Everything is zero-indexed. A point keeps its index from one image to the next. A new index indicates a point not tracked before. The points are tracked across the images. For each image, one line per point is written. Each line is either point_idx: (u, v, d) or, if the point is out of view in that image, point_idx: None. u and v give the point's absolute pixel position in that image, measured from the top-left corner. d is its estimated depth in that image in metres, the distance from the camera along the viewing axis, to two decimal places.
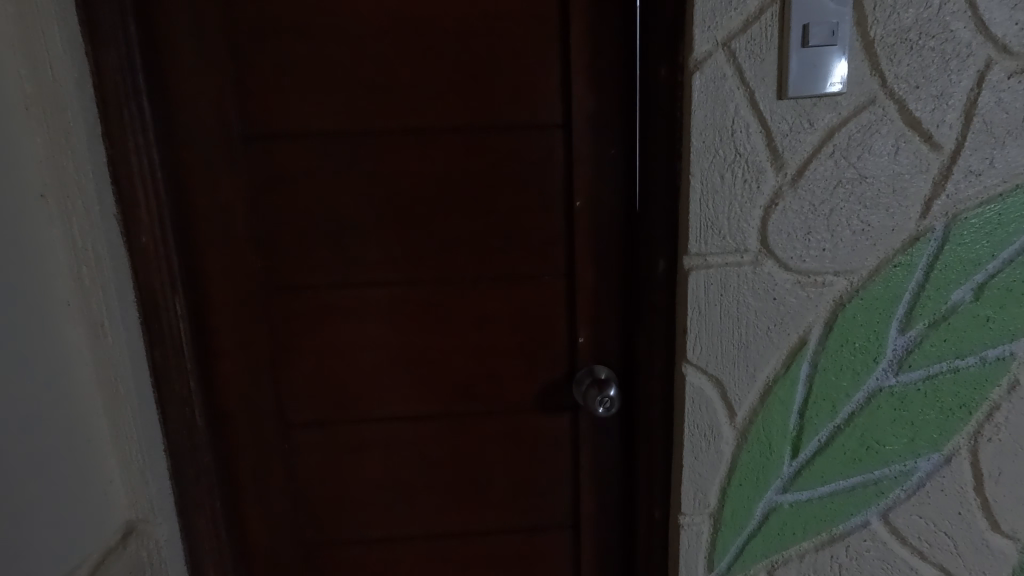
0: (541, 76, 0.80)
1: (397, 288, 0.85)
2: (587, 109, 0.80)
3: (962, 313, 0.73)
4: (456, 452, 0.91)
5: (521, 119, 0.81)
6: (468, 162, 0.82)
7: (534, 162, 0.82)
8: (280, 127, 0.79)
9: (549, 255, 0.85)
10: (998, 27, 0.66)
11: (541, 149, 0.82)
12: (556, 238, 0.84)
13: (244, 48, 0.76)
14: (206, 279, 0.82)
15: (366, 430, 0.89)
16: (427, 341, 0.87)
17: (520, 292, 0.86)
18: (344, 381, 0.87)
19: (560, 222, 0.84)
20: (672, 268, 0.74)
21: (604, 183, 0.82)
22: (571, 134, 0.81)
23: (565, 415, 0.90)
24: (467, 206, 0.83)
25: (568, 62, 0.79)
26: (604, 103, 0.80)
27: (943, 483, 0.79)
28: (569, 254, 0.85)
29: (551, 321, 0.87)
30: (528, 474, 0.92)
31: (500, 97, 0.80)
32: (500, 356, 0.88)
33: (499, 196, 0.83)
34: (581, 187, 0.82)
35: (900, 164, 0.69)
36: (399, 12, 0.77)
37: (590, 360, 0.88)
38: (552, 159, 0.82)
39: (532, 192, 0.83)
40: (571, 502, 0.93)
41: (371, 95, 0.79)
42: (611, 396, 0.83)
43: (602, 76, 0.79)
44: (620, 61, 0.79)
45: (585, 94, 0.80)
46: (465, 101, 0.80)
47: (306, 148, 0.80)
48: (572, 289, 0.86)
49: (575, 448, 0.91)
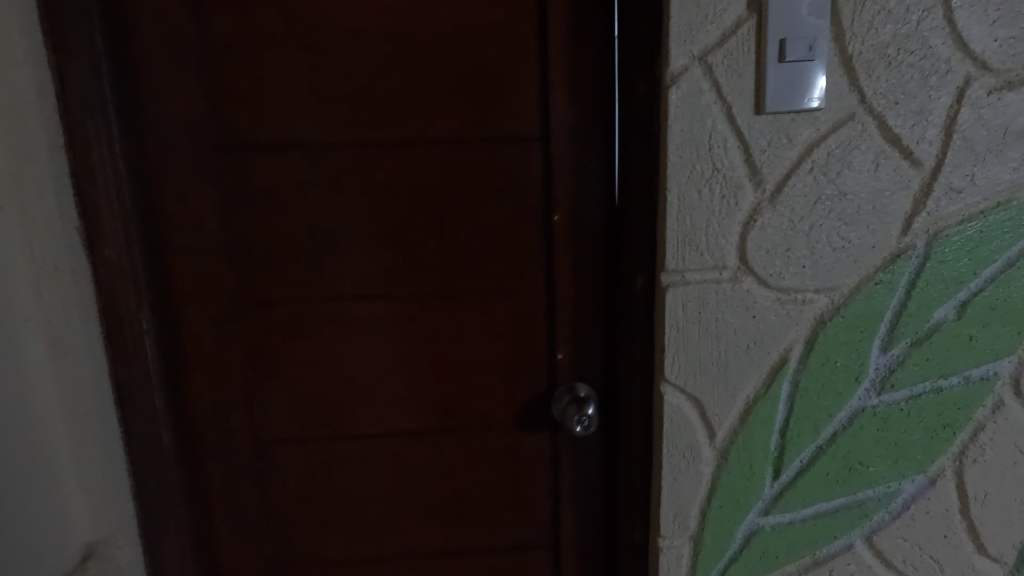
0: (519, 89, 0.79)
1: (372, 302, 0.83)
2: (565, 122, 0.79)
3: (944, 331, 0.72)
4: (433, 470, 0.89)
5: (499, 131, 0.79)
6: (446, 175, 0.80)
7: (513, 175, 0.81)
8: (254, 139, 0.77)
9: (528, 269, 0.83)
10: (977, 43, 0.66)
11: (519, 162, 0.80)
12: (535, 252, 0.83)
13: (217, 58, 0.75)
14: (174, 293, 0.79)
15: (340, 448, 0.87)
16: (402, 357, 0.85)
17: (499, 307, 0.84)
18: (317, 396, 0.85)
19: (539, 236, 0.82)
20: (649, 284, 0.72)
21: (584, 197, 0.81)
22: (551, 147, 0.80)
23: (545, 432, 0.88)
24: (443, 219, 0.81)
25: (546, 74, 0.78)
26: (583, 116, 0.79)
27: (928, 505, 0.77)
28: (549, 269, 0.83)
29: (531, 337, 0.85)
30: (507, 493, 0.90)
31: (478, 110, 0.79)
32: (478, 371, 0.86)
33: (476, 209, 0.81)
34: (561, 200, 0.81)
35: (880, 180, 0.68)
36: (376, 22, 0.76)
37: (570, 376, 0.86)
38: (531, 172, 0.81)
39: (511, 206, 0.82)
40: (551, 522, 0.91)
41: (348, 106, 0.78)
42: (589, 415, 0.82)
43: (581, 89, 0.78)
44: (599, 74, 0.78)
45: (563, 106, 0.79)
46: (442, 113, 0.79)
47: (280, 159, 0.78)
48: (551, 304, 0.84)
49: (554, 466, 0.89)
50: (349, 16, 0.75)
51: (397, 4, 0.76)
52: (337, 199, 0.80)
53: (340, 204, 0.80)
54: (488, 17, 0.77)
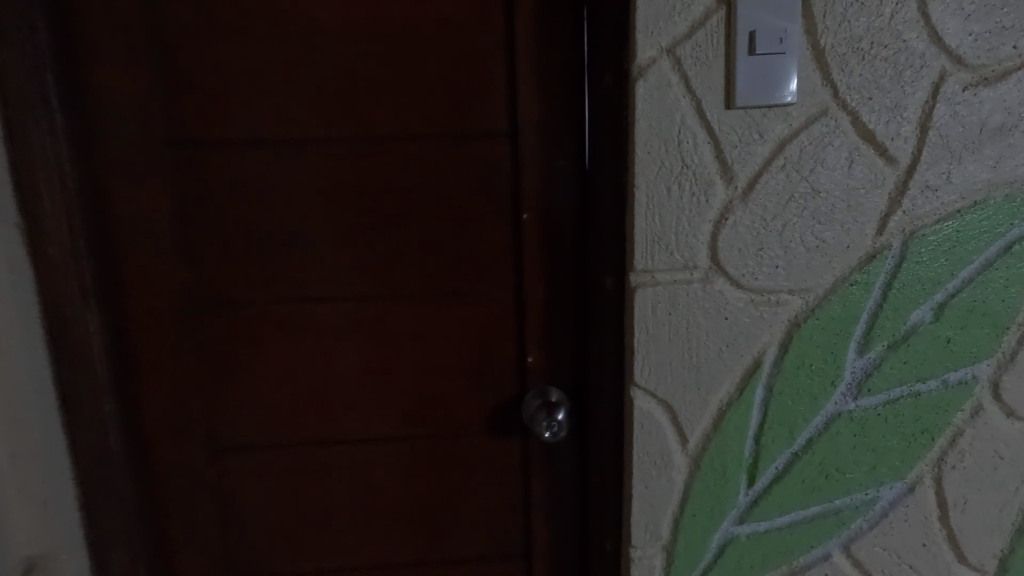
0: (486, 83, 0.76)
1: (335, 304, 0.80)
2: (534, 118, 0.77)
3: (921, 334, 0.70)
4: (399, 479, 0.85)
5: (466, 127, 0.77)
6: (411, 172, 0.78)
7: (480, 172, 0.78)
8: (209, 133, 0.74)
9: (496, 270, 0.81)
10: (952, 38, 0.64)
11: (487, 159, 0.78)
12: (504, 252, 0.80)
13: (169, 49, 0.72)
14: (126, 294, 0.76)
15: (302, 455, 0.84)
16: (366, 360, 0.82)
17: (467, 309, 0.81)
18: (279, 402, 0.82)
19: (508, 236, 0.80)
20: (618, 284, 0.70)
21: (553, 195, 0.79)
22: (520, 144, 0.77)
23: (515, 439, 0.85)
24: (408, 218, 0.78)
25: (514, 68, 0.76)
26: (552, 111, 0.77)
27: (906, 513, 0.75)
28: (518, 270, 0.81)
29: (500, 340, 0.83)
30: (476, 502, 0.87)
31: (444, 105, 0.76)
32: (445, 376, 0.83)
33: (442, 207, 0.79)
34: (530, 199, 0.78)
35: (854, 178, 0.66)
36: (337, 14, 0.73)
37: (540, 380, 0.83)
38: (499, 170, 0.78)
39: (478, 204, 0.79)
40: (523, 531, 0.88)
41: (308, 100, 0.75)
42: (559, 420, 0.79)
43: (550, 84, 0.76)
44: (569, 68, 0.76)
45: (532, 102, 0.76)
46: (406, 108, 0.76)
47: (237, 154, 0.75)
48: (521, 306, 0.82)
49: (525, 473, 0.86)
50: (309, 7, 0.73)
51: None
52: (297, 196, 0.77)
53: (301, 202, 0.77)
54: (453, 9, 0.74)
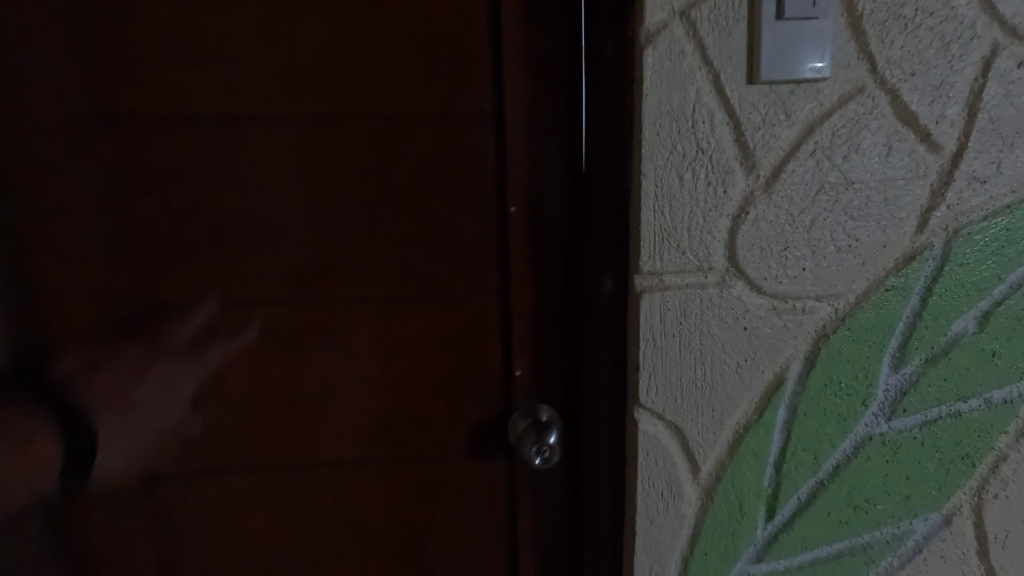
0: (468, 56, 0.66)
1: (293, 309, 0.69)
2: (523, 97, 0.67)
3: (964, 346, 0.61)
4: (366, 509, 0.75)
5: (444, 106, 0.66)
6: (382, 156, 0.67)
7: (461, 159, 0.68)
8: (140, 109, 0.63)
9: (479, 271, 0.70)
10: (1006, 5, 0.55)
11: (468, 143, 0.68)
12: (488, 250, 0.70)
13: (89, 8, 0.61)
14: (43, 295, 0.65)
15: (253, 484, 0.73)
16: (328, 374, 0.71)
17: (445, 315, 0.71)
18: (226, 423, 0.71)
19: (493, 232, 0.70)
20: (619, 288, 0.60)
21: (544, 186, 0.69)
22: (508, 126, 0.67)
23: (500, 463, 0.75)
24: (377, 211, 0.68)
25: (500, 39, 0.65)
26: (544, 90, 0.67)
27: (942, 548, 0.66)
28: (504, 271, 0.71)
29: (484, 351, 0.72)
30: (455, 535, 0.76)
31: (419, 78, 0.66)
32: (420, 392, 0.73)
33: (416, 199, 0.68)
34: (519, 189, 0.68)
35: (893, 166, 0.57)
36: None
37: (529, 396, 0.73)
38: (483, 156, 0.68)
39: (458, 196, 0.68)
40: (508, 566, 0.78)
41: (258, 71, 0.64)
42: (551, 444, 0.70)
43: (542, 57, 0.66)
44: (564, 39, 0.66)
45: (520, 78, 0.66)
46: (376, 82, 0.65)
47: (174, 132, 0.64)
48: (508, 311, 0.72)
49: (511, 502, 0.76)
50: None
51: None
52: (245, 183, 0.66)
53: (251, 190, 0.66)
54: None
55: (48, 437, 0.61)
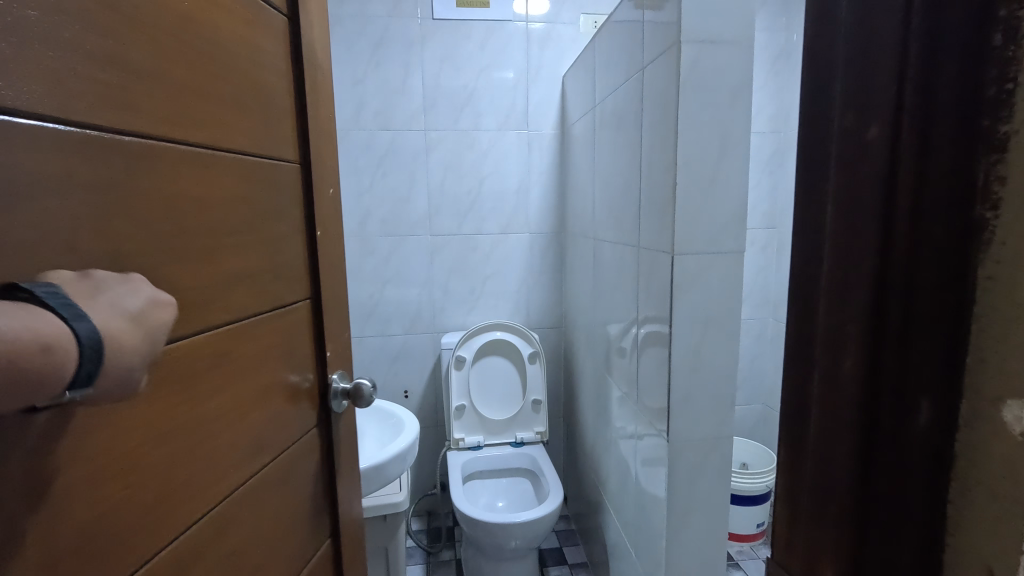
0: (286, 145, 1.04)
1: (199, 332, 0.82)
2: (318, 180, 1.14)
3: None
4: (281, 448, 1.03)
5: (285, 168, 1.03)
6: (172, 194, 0.75)
7: (288, 202, 1.05)
8: (57, 123, 0.59)
9: (300, 275, 1.10)
10: None
11: (290, 184, 1.05)
12: (297, 262, 1.09)
13: (48, 15, 0.58)
14: None
15: (214, 466, 0.85)
16: (237, 364, 0.91)
17: (289, 320, 1.07)
18: (159, 434, 0.74)
19: (309, 255, 1.13)
20: (939, 430, 0.31)
21: (327, 232, 1.18)
22: (300, 191, 1.10)
23: (323, 408, 1.20)
24: (242, 239, 0.91)
25: (308, 147, 1.10)
26: (324, 169, 1.17)
27: None
28: (315, 279, 1.15)
29: (301, 340, 1.12)
30: (306, 456, 1.13)
31: (178, 141, 0.76)
32: (279, 364, 1.03)
33: (272, 226, 1.00)
34: (324, 221, 1.17)
35: None
36: (136, 33, 0.68)
37: (319, 355, 1.18)
38: (297, 206, 1.09)
39: (290, 226, 1.06)
40: (336, 480, 1.23)
41: (192, 120, 0.78)
42: (365, 385, 1.24)
43: (325, 156, 1.17)
44: (317, 142, 1.13)
45: (319, 167, 1.14)
46: (237, 135, 0.88)
47: (63, 137, 0.60)
48: (320, 305, 1.17)
49: (330, 427, 1.21)
50: (106, 17, 0.64)
51: (218, 36, 0.83)
52: (124, 240, 0.68)
53: (128, 245, 0.68)
54: (273, 86, 0.99)
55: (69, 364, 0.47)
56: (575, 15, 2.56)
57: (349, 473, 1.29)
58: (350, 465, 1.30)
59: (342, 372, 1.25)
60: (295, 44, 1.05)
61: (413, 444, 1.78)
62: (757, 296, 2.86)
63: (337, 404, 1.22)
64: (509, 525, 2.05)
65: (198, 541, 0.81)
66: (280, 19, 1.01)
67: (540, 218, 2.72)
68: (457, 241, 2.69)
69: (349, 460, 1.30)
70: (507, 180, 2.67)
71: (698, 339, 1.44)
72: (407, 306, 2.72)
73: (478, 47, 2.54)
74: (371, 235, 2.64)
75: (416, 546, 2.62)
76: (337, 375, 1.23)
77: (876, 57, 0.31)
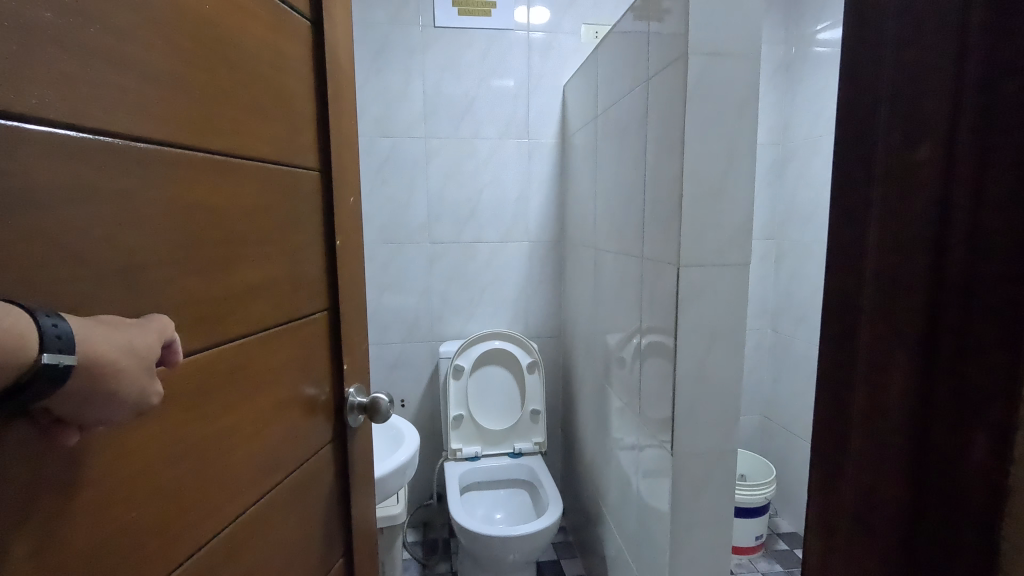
0: (307, 152, 1.02)
1: (212, 344, 0.79)
2: (339, 189, 1.12)
3: None
4: (294, 464, 1.00)
5: (305, 177, 1.01)
6: (188, 203, 0.73)
7: (307, 211, 1.03)
8: (77, 131, 0.58)
9: (317, 286, 1.07)
10: None
11: (309, 192, 1.03)
12: (315, 273, 1.07)
13: (70, 21, 0.57)
14: None
15: (223, 482, 0.82)
16: (247, 378, 0.88)
17: (305, 332, 1.04)
18: (166, 450, 0.71)
19: (327, 265, 1.11)
20: (992, 469, 0.28)
21: (347, 242, 1.16)
22: (320, 200, 1.08)
23: (338, 422, 1.17)
24: (259, 249, 0.89)
25: (328, 155, 1.08)
26: (346, 178, 1.15)
27: None
28: (334, 291, 1.13)
29: (317, 353, 1.09)
30: (319, 472, 1.09)
31: (196, 149, 0.74)
32: (293, 377, 1.01)
33: (290, 235, 0.97)
34: (344, 231, 1.14)
35: None
36: (157, 40, 0.67)
37: (335, 368, 1.15)
38: (317, 215, 1.06)
39: (309, 236, 1.04)
40: (348, 497, 1.19)
41: (206, 127, 0.76)
42: (382, 399, 1.20)
43: (347, 165, 1.15)
44: (339, 150, 1.11)
45: (340, 175, 1.12)
46: (256, 142, 0.87)
47: (81, 144, 0.58)
48: (338, 317, 1.15)
49: (344, 442, 1.18)
50: (127, 22, 0.63)
51: (238, 43, 0.82)
52: (137, 251, 0.66)
53: (141, 255, 0.66)
54: (295, 94, 0.97)
55: (28, 323, 0.48)
56: (577, 25, 2.57)
57: (364, 489, 1.25)
58: (365, 482, 1.26)
59: (359, 386, 1.22)
60: (318, 50, 1.04)
61: (413, 457, 1.75)
62: (755, 306, 2.87)
63: (352, 417, 1.18)
64: (510, 538, 2.02)
65: (205, 561, 0.78)
66: (303, 23, 1.00)
67: (540, 226, 2.72)
68: (458, 249, 2.68)
69: (365, 476, 1.26)
70: (508, 188, 2.67)
71: (702, 352, 1.43)
72: (405, 315, 2.70)
73: (479, 56, 2.54)
74: (370, 242, 2.62)
75: (411, 558, 2.58)
76: (354, 389, 1.20)
77: (929, 79, 0.30)
